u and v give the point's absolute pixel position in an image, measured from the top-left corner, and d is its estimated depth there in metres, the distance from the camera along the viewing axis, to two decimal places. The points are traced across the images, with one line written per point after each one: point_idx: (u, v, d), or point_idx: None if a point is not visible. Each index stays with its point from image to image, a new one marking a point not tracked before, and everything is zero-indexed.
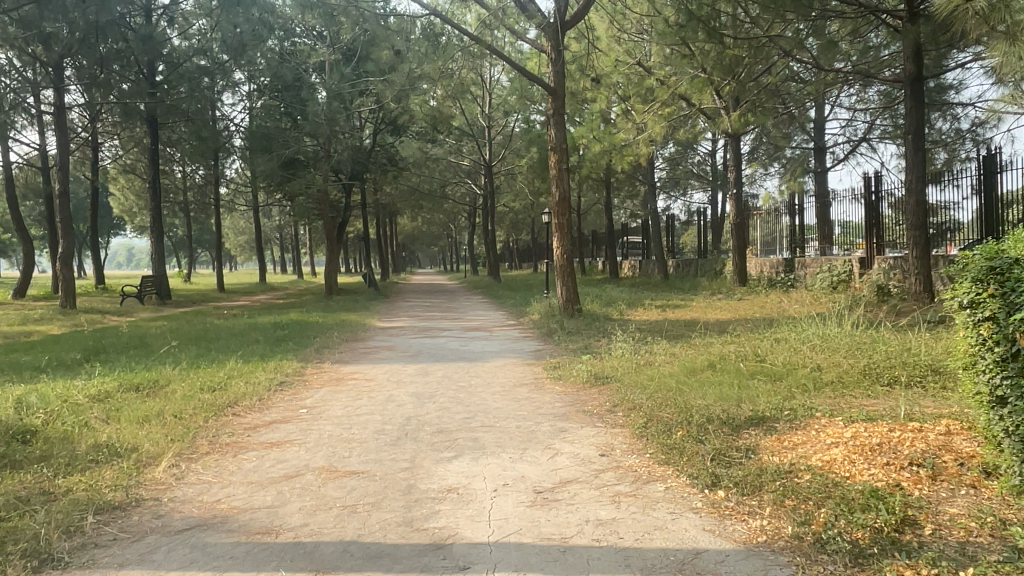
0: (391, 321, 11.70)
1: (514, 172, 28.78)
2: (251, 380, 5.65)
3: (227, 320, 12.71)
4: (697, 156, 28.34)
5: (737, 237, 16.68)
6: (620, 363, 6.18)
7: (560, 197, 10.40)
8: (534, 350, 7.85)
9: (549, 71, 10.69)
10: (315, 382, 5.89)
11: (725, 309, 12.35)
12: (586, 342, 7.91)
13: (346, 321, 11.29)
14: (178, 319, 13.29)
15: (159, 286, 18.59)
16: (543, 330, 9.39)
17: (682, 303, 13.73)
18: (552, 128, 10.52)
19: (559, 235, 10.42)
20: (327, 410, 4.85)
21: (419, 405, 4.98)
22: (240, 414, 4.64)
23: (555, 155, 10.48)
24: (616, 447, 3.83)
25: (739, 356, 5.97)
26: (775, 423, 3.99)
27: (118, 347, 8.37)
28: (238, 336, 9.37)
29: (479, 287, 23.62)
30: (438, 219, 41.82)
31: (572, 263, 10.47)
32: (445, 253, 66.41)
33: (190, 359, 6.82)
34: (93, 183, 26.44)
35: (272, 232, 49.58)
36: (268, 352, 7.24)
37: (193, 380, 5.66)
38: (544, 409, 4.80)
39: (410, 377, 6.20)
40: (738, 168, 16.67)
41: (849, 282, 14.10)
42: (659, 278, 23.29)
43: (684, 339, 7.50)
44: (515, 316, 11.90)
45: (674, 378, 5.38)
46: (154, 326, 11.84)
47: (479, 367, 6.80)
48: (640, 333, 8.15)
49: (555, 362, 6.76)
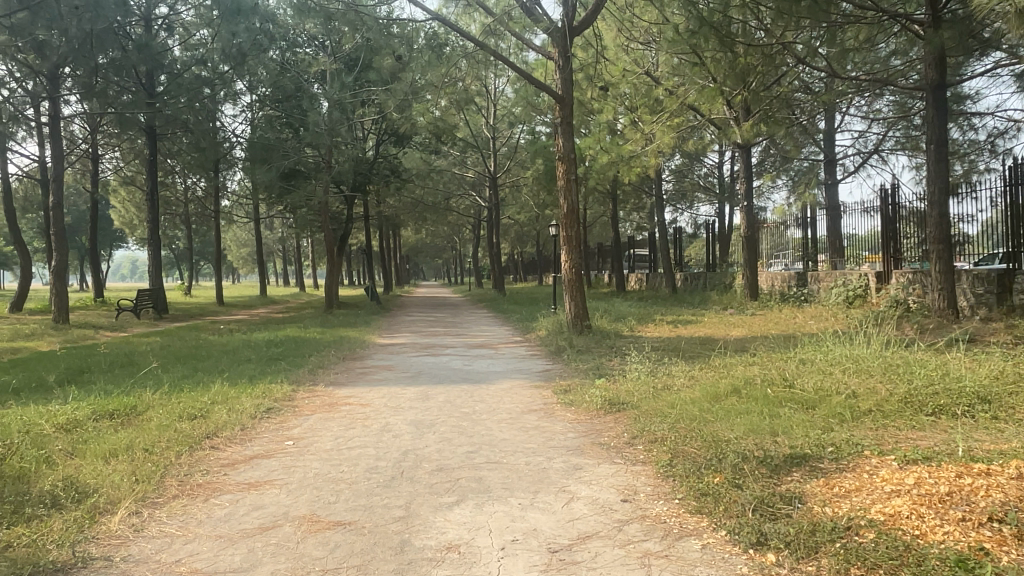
0: (392, 337, 11.25)
1: (519, 183, 28.40)
2: (236, 408, 5.20)
3: (222, 337, 12.28)
4: (704, 168, 27.94)
5: (748, 250, 16.24)
6: (636, 386, 5.72)
7: (568, 209, 9.96)
8: (542, 370, 7.39)
9: (556, 78, 10.24)
10: (306, 409, 5.44)
11: (739, 325, 11.88)
12: (598, 362, 7.45)
13: (345, 337, 10.84)
14: (173, 334, 12.86)
15: (156, 300, 18.20)
16: (551, 348, 8.93)
17: (694, 319, 13.27)
18: (559, 137, 10.09)
19: (568, 248, 9.96)
20: (315, 443, 4.39)
21: (417, 436, 4.52)
22: (218, 448, 4.18)
23: (562, 165, 10.04)
24: (639, 491, 3.37)
25: (765, 380, 5.49)
26: (819, 463, 3.53)
27: (102, 367, 7.92)
28: (230, 355, 8.93)
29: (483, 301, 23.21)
30: (443, 232, 41.46)
31: (580, 278, 10.02)
32: (449, 266, 66.07)
33: (174, 382, 6.38)
34: (93, 195, 26.14)
35: (275, 244, 49.28)
36: (258, 374, 6.79)
37: (173, 408, 5.21)
38: (555, 442, 4.34)
39: (409, 402, 5.75)
40: (749, 179, 16.21)
41: (866, 297, 13.69)
42: (667, 292, 22.81)
43: (702, 359, 7.03)
44: (521, 332, 11.42)
45: (697, 406, 4.91)
46: (146, 342, 11.40)
47: (484, 390, 6.34)
48: (654, 352, 7.68)
49: (565, 384, 6.30)
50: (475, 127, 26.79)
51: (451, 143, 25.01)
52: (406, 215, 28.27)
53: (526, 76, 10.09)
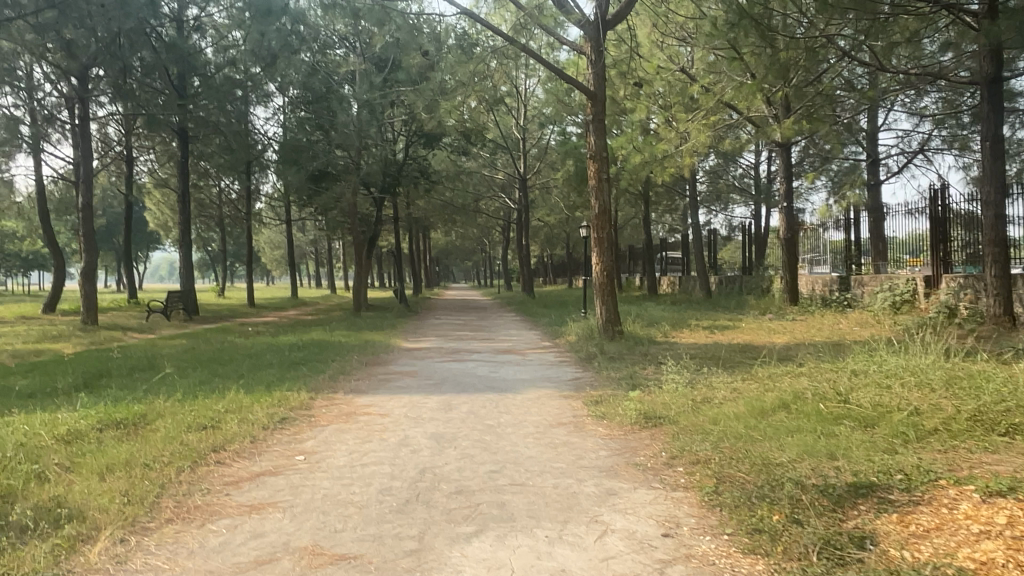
0: (418, 341, 10.95)
1: (549, 185, 28.02)
2: (248, 417, 4.91)
3: (248, 339, 12.10)
4: (739, 169, 27.26)
5: (787, 253, 15.65)
6: (673, 399, 5.31)
7: (600, 209, 9.57)
8: (572, 379, 7.00)
9: (588, 73, 9.83)
10: (321, 418, 5.13)
11: (779, 332, 11.34)
12: (631, 370, 7.05)
13: (370, 341, 10.56)
14: (199, 337, 12.73)
15: (187, 302, 18.21)
16: (581, 354, 8.54)
17: (731, 325, 12.75)
18: (591, 135, 9.71)
19: (599, 250, 9.57)
20: (327, 458, 4.07)
21: (437, 452, 4.18)
22: (223, 463, 3.89)
23: (594, 163, 9.66)
24: (682, 524, 2.99)
25: (816, 394, 5.05)
26: (887, 495, 3.11)
27: (122, 371, 7.74)
28: (252, 359, 8.70)
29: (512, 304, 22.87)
30: (472, 234, 41.24)
31: (612, 282, 9.62)
32: (479, 268, 65.91)
33: (189, 387, 6.14)
34: (127, 197, 26.42)
35: (307, 246, 49.60)
36: (276, 380, 6.52)
37: (182, 417, 4.94)
38: (586, 461, 3.97)
39: (431, 412, 5.42)
40: (788, 180, 15.60)
41: (914, 303, 13.04)
42: (702, 296, 22.23)
43: (744, 369, 6.59)
44: (550, 337, 11.04)
45: (742, 423, 4.50)
46: (171, 345, 11.25)
47: (510, 399, 5.98)
48: (692, 360, 7.25)
49: (597, 395, 5.91)
50: (505, 127, 26.49)
51: (480, 144, 24.75)
52: (435, 217, 28.05)
53: (556, 71, 9.70)
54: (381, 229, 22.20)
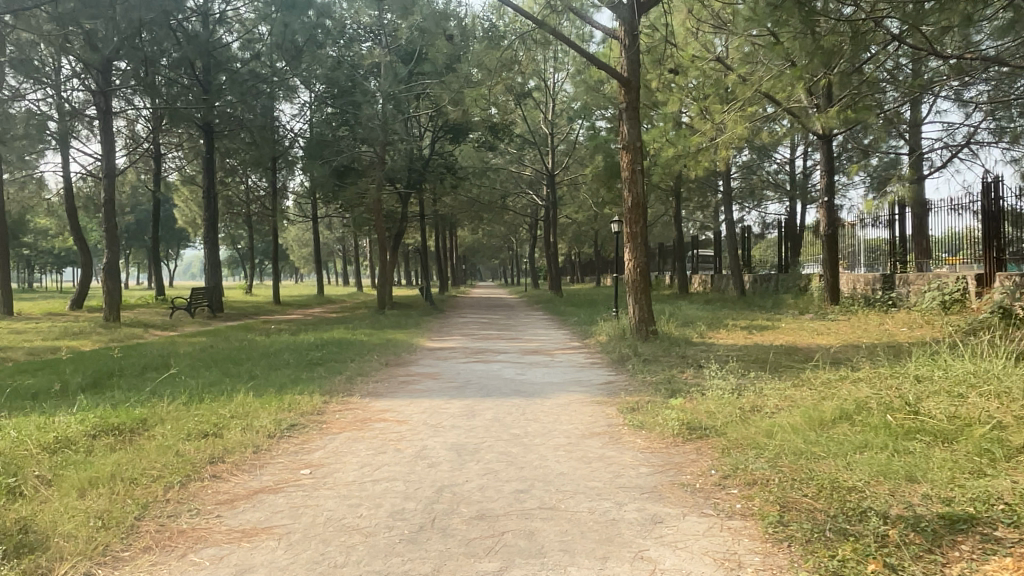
0: (442, 340, 10.54)
1: (578, 181, 27.48)
2: (255, 423, 4.53)
3: (269, 337, 11.79)
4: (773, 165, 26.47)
5: (828, 250, 14.95)
6: (718, 407, 4.81)
7: (633, 202, 9.06)
8: (604, 382, 6.52)
9: (621, 58, 9.28)
10: (333, 425, 4.72)
11: (822, 333, 10.70)
12: (669, 374, 6.55)
13: (393, 340, 10.16)
14: (220, 334, 12.45)
15: (211, 298, 18.06)
16: (614, 355, 8.04)
17: (770, 325, 12.13)
18: (623, 124, 9.21)
19: (633, 246, 9.07)
20: (335, 473, 3.65)
21: (458, 466, 3.74)
22: (220, 477, 3.50)
23: (627, 155, 9.16)
24: (745, 564, 2.51)
25: (881, 404, 4.50)
26: (992, 530, 2.60)
27: (133, 371, 7.43)
28: (270, 358, 8.34)
29: (538, 302, 22.48)
30: (499, 231, 40.85)
31: (645, 279, 9.10)
32: (505, 266, 65.52)
33: (198, 389, 5.78)
34: (155, 194, 26.46)
35: (335, 244, 49.63)
36: (290, 382, 6.13)
37: (184, 423, 4.57)
38: (625, 480, 3.51)
39: (453, 419, 4.99)
40: (830, 174, 14.84)
41: (965, 303, 12.29)
42: (735, 295, 21.56)
43: (793, 374, 6.04)
44: (580, 337, 10.54)
45: (801, 437, 3.99)
46: (191, 343, 10.97)
47: (539, 405, 5.52)
48: (734, 364, 6.72)
49: (633, 401, 5.43)
50: (532, 123, 25.99)
51: (507, 139, 24.29)
52: (462, 215, 27.66)
53: (587, 57, 9.18)
54: (406, 225, 21.86)
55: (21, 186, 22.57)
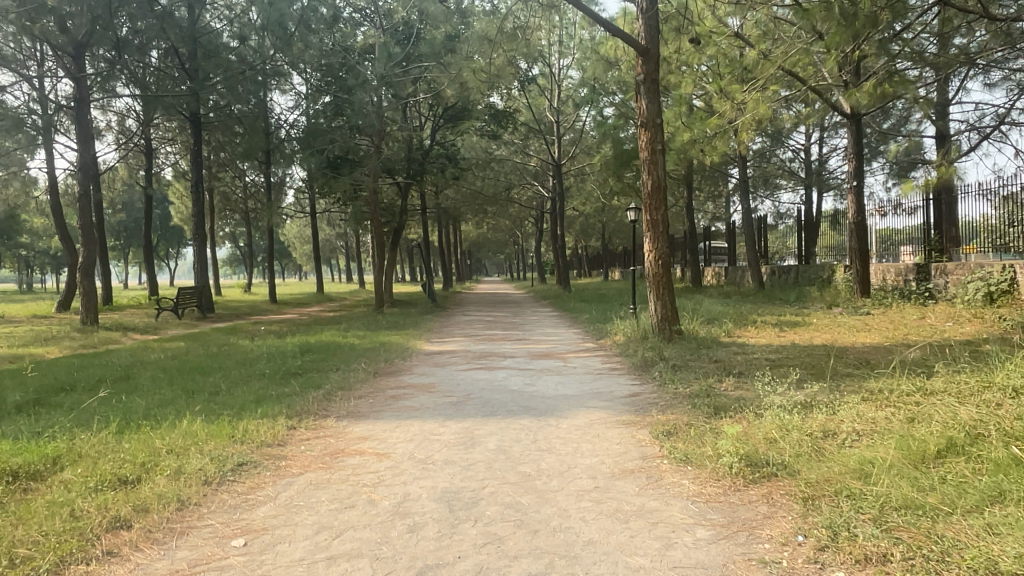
0: (442, 342, 9.55)
1: (585, 171, 26.45)
2: (192, 464, 3.54)
3: (255, 340, 10.82)
4: (787, 152, 25.38)
5: (857, 240, 13.81)
6: (784, 434, 3.80)
7: (653, 186, 8.03)
8: (629, 395, 5.50)
9: (639, 24, 8.19)
10: (296, 463, 3.74)
11: (861, 329, 9.65)
12: (706, 384, 5.54)
13: (387, 343, 9.17)
14: (202, 338, 11.49)
15: (200, 299, 17.14)
16: (635, 359, 7.04)
17: (800, 321, 11.06)
18: (640, 100, 8.13)
19: (654, 236, 8.05)
20: (280, 544, 2.66)
21: (450, 532, 2.75)
22: (114, 558, 2.53)
23: (646, 132, 8.09)
24: None
25: (1001, 430, 3.47)
26: None
27: (84, 386, 6.46)
28: (245, 367, 7.36)
29: (546, 298, 21.49)
30: (503, 225, 39.81)
31: (668, 273, 8.07)
32: (511, 260, 64.36)
33: (141, 412, 4.80)
34: (146, 189, 25.56)
35: (337, 240, 48.72)
36: (255, 402, 5.15)
37: (101, 464, 3.57)
38: (682, 557, 2.50)
39: (447, 450, 3.98)
40: (859, 157, 13.71)
41: (1014, 294, 11.19)
42: (753, 287, 20.50)
43: (859, 387, 4.99)
44: (595, 338, 9.50)
45: (911, 483, 2.98)
46: (167, 348, 10.03)
47: (553, 427, 4.50)
48: (780, 372, 5.69)
49: (670, 423, 4.42)
50: (537, 110, 24.92)
51: (509, 127, 23.23)
52: (465, 208, 26.65)
53: (600, 23, 8.11)
54: (406, 219, 20.83)
55: (5, 184, 21.69)
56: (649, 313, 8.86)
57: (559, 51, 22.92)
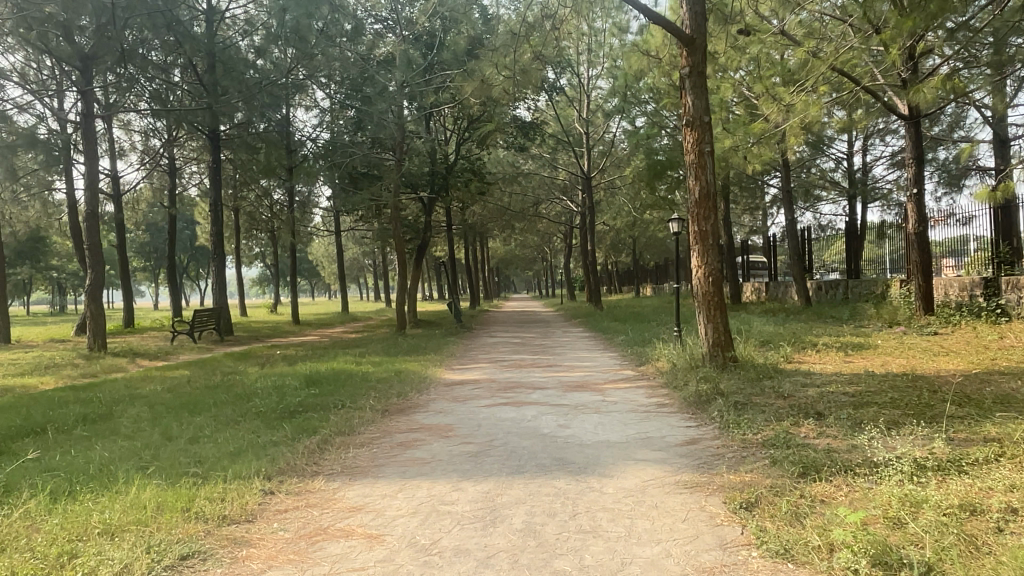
0: (465, 370, 8.63)
1: (616, 185, 25.55)
2: (116, 560, 2.65)
3: (264, 368, 10.01)
4: (828, 162, 24.20)
5: (918, 252, 12.57)
6: (918, 516, 2.82)
7: (701, 193, 7.07)
8: (686, 444, 4.51)
9: (684, 11, 7.26)
10: (258, 553, 2.83)
11: (938, 354, 8.48)
12: (781, 430, 4.54)
13: (404, 371, 8.30)
14: (209, 365, 10.73)
15: (218, 320, 16.50)
16: (687, 392, 6.06)
17: (863, 343, 9.91)
18: (686, 97, 7.20)
19: (703, 251, 7.08)
20: None
21: None
22: None
23: (693, 133, 7.15)
24: None
25: None
26: None
27: (55, 430, 5.66)
28: (241, 402, 6.53)
29: (577, 317, 20.57)
30: (531, 241, 38.97)
31: (720, 293, 7.08)
32: (540, 277, 63.70)
33: (91, 471, 3.94)
34: (170, 209, 25.23)
35: (364, 259, 48.37)
36: (232, 454, 4.29)
37: (1, 557, 2.72)
38: None
39: (460, 530, 3.05)
40: (921, 162, 12.53)
41: None
42: (798, 304, 19.31)
43: (986, 439, 3.95)
44: (635, 364, 8.54)
45: None
46: (169, 377, 9.27)
47: (596, 492, 3.54)
48: (872, 415, 4.65)
49: (749, 490, 3.44)
50: (566, 122, 24.08)
51: (537, 139, 22.42)
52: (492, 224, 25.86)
53: (639, 12, 7.21)
54: (430, 236, 20.03)
55: (26, 206, 21.40)
56: (698, 338, 7.85)
57: (587, 60, 22.10)
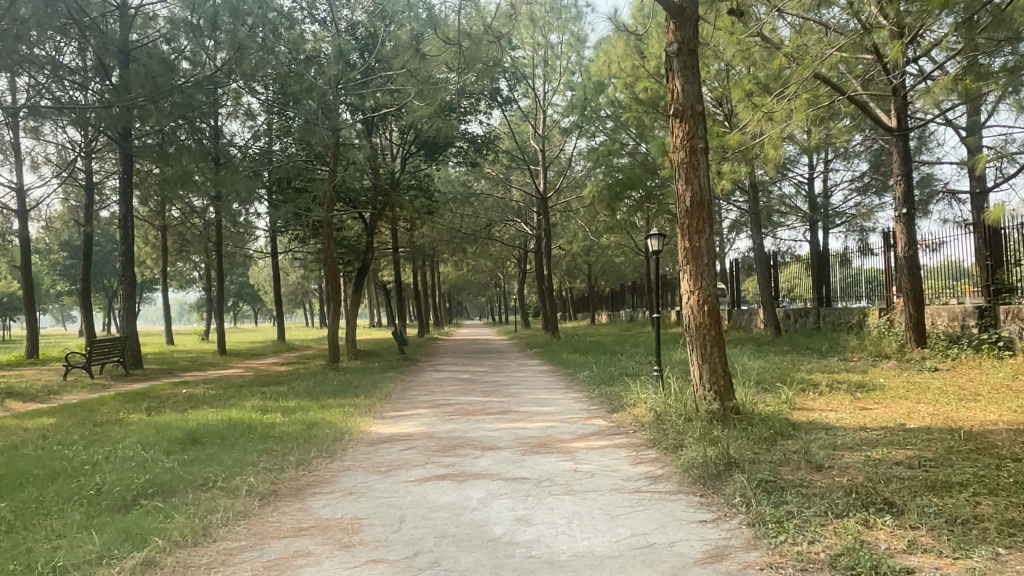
0: (397, 419, 6.95)
1: (573, 209, 24.29)
2: None
3: (150, 415, 8.12)
4: (789, 185, 23.40)
5: (908, 278, 11.43)
6: None
7: (693, 200, 5.62)
8: (714, 562, 2.95)
9: None
10: None
11: (962, 398, 7.12)
12: (855, 540, 2.99)
13: (319, 422, 6.58)
14: (87, 410, 8.75)
15: (124, 351, 14.42)
16: (686, 459, 4.50)
17: (865, 381, 8.53)
18: (673, 80, 5.74)
19: (695, 272, 5.60)
20: None
21: None
22: None
23: (682, 125, 5.69)
24: None
25: None
26: None
27: None
28: (74, 476, 4.75)
29: (532, 347, 19.07)
30: (483, 265, 37.42)
31: (719, 327, 5.58)
32: (494, 305, 62.28)
33: None
34: (86, 227, 22.89)
35: (307, 282, 46.08)
36: None
37: None
38: None
39: None
40: (909, 179, 11.42)
41: None
42: (766, 333, 18.06)
43: None
44: (608, 413, 6.98)
45: None
46: (20, 430, 7.32)
47: None
48: (985, 517, 3.14)
49: None
50: (521, 138, 22.73)
51: (488, 155, 21.03)
52: (442, 247, 24.23)
53: None
54: (372, 258, 18.28)
55: None
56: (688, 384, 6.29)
57: (543, 73, 20.90)
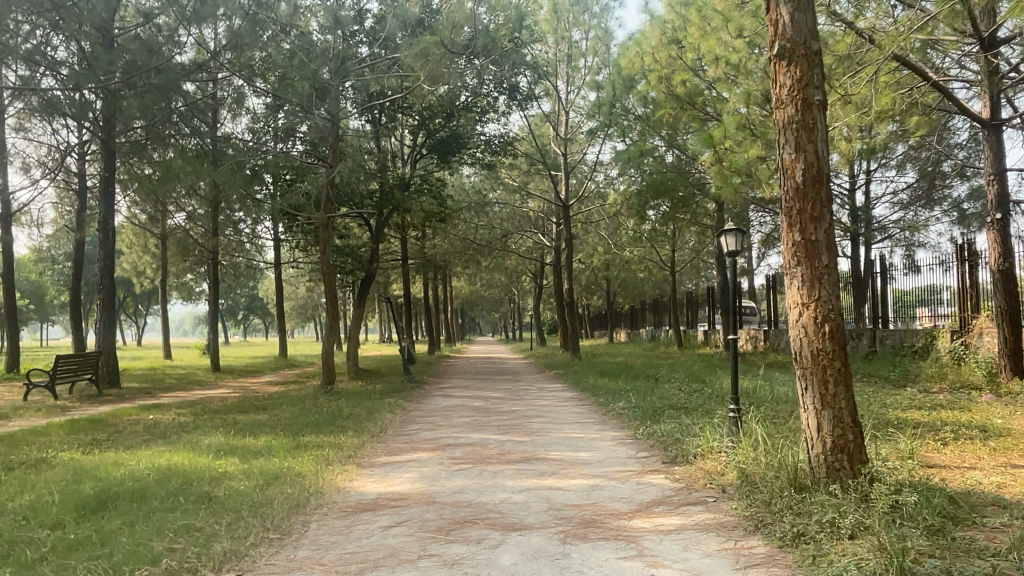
0: (390, 469, 5.29)
1: (596, 220, 22.64)
2: None
3: (87, 452, 6.50)
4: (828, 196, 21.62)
5: (1003, 295, 9.68)
6: None
7: (807, 175, 3.96)
8: None
9: None
10: None
11: None
12: None
13: (285, 474, 4.93)
14: (14, 442, 7.14)
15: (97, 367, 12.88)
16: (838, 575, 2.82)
17: (984, 424, 6.71)
18: (777, 8, 4.08)
19: (808, 278, 3.92)
20: None
21: None
22: None
23: (790, 70, 4.03)
24: None
25: None
26: None
27: None
28: None
29: (551, 368, 17.40)
30: (497, 278, 35.72)
31: (847, 360, 3.90)
32: (509, 321, 60.62)
33: None
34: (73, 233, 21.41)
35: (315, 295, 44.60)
36: None
37: None
38: None
39: None
40: (1003, 179, 9.70)
41: None
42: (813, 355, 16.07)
43: None
44: (665, 466, 5.26)
45: None
46: None
47: None
48: None
49: None
50: (540, 142, 21.15)
51: (506, 160, 19.46)
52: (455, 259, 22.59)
53: None
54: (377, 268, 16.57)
55: None
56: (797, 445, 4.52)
57: (565, 72, 18.95)
